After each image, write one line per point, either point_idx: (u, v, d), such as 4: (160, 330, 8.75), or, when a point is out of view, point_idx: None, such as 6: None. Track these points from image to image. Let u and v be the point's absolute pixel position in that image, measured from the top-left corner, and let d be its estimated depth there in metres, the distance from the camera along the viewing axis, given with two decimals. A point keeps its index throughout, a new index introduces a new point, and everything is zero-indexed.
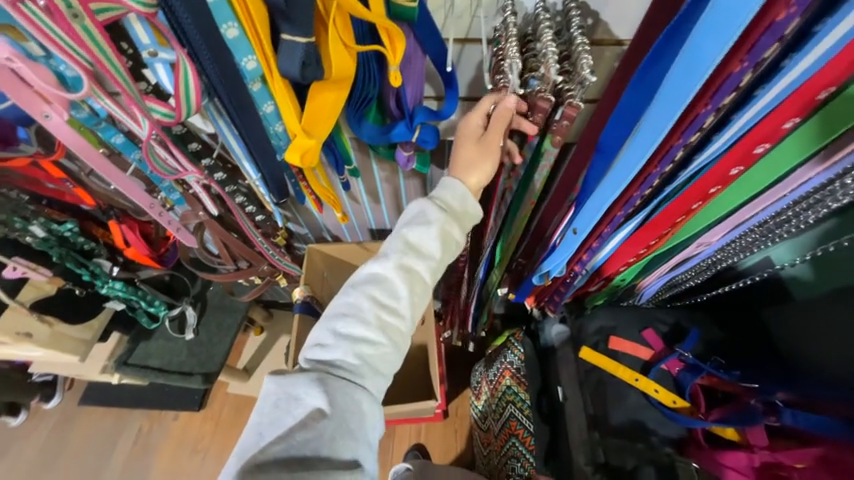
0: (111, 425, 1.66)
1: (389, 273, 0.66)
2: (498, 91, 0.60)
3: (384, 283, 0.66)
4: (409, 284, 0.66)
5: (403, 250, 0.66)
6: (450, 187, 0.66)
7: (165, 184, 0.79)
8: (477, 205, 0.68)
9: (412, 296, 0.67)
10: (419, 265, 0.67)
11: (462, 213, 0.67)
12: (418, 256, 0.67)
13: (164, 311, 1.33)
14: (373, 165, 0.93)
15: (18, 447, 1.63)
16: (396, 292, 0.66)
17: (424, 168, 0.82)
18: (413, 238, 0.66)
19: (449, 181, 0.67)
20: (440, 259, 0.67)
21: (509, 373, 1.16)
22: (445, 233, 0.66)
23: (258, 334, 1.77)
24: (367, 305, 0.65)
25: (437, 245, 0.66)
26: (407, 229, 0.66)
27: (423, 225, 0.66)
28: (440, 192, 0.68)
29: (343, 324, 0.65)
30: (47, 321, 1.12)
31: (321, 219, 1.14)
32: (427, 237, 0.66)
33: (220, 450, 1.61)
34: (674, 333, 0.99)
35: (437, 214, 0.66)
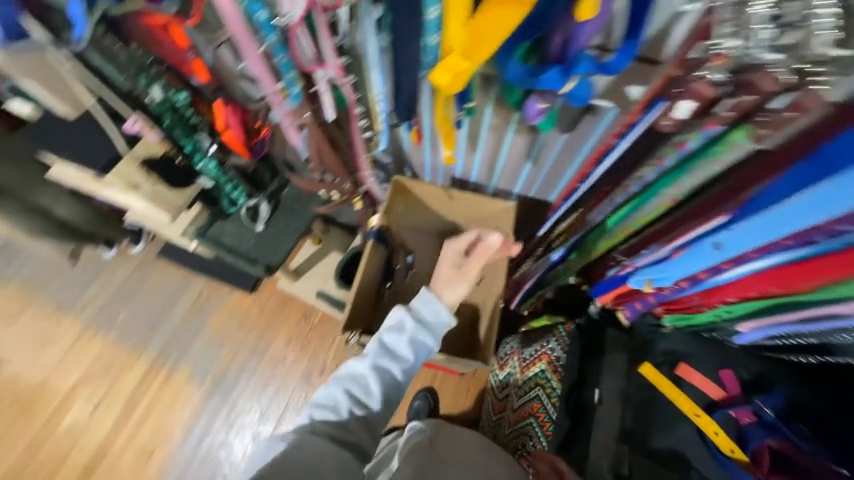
0: (180, 281, 1.89)
1: (367, 370, 0.82)
2: (473, 236, 1.01)
3: (361, 379, 0.82)
4: (381, 381, 0.81)
5: (380, 353, 0.83)
6: (427, 302, 0.85)
7: (289, 76, 0.73)
8: (449, 315, 0.85)
9: (385, 391, 0.81)
10: (392, 368, 0.82)
11: (433, 324, 0.85)
12: (394, 360, 0.83)
13: (243, 199, 1.42)
14: (488, 108, 0.85)
15: (106, 274, 1.91)
16: (369, 390, 0.81)
17: (546, 128, 0.74)
18: (390, 340, 0.84)
19: (428, 296, 0.86)
20: (410, 361, 0.83)
21: (546, 358, 1.24)
22: (413, 340, 0.83)
23: (315, 244, 1.84)
24: (344, 401, 0.80)
25: (408, 349, 0.83)
26: (385, 334, 0.85)
27: (398, 333, 0.84)
28: (418, 306, 0.86)
29: (323, 409, 0.80)
30: (151, 178, 1.24)
31: (410, 152, 1.11)
32: (401, 342, 0.83)
33: (261, 331, 1.80)
34: (755, 383, 0.89)
35: (411, 326, 0.83)
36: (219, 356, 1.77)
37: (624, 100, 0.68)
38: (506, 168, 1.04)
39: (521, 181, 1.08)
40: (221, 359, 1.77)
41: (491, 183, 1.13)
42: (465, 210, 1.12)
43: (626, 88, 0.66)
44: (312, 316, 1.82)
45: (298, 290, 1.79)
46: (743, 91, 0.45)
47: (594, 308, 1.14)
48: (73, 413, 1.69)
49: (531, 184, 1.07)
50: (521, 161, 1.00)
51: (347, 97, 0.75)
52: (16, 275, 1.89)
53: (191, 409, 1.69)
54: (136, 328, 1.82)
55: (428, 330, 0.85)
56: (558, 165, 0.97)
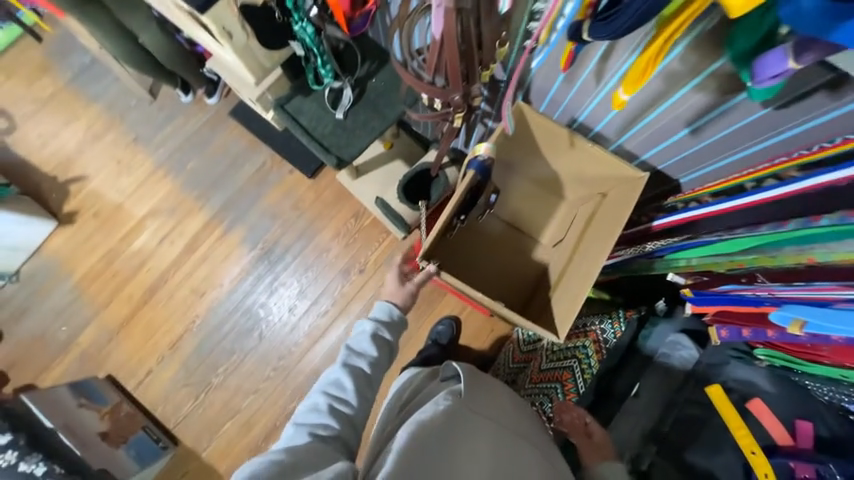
0: (246, 146, 1.89)
1: (339, 370, 0.84)
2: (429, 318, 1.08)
3: (337, 382, 0.83)
4: (355, 377, 0.83)
5: (347, 352, 0.87)
6: (382, 308, 0.92)
7: None
8: (401, 315, 0.94)
9: (358, 387, 0.83)
10: (361, 364, 0.85)
11: (392, 322, 0.92)
12: (359, 356, 0.86)
13: (329, 80, 1.33)
14: (680, 47, 0.64)
15: (180, 119, 1.92)
16: (345, 386, 0.82)
17: (758, 96, 0.56)
18: (355, 343, 0.88)
19: (383, 307, 0.93)
20: (377, 355, 0.87)
21: (592, 336, 1.10)
22: (376, 336, 0.89)
23: (385, 147, 1.75)
24: (324, 401, 0.79)
25: (372, 346, 0.87)
26: (350, 339, 0.89)
27: (361, 333, 0.89)
28: (375, 315, 0.92)
29: (306, 414, 0.78)
30: (246, 32, 1.13)
31: (538, 74, 0.93)
32: (364, 341, 0.88)
33: (314, 218, 1.83)
34: (831, 443, 0.81)
35: (374, 324, 0.90)
36: (271, 228, 1.84)
37: None
38: (650, 129, 0.85)
39: (658, 150, 0.89)
40: (273, 232, 1.84)
41: (617, 141, 0.95)
42: (580, 163, 0.96)
43: None
44: (363, 218, 1.83)
45: (355, 189, 1.76)
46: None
47: (661, 304, 1.06)
48: (144, 238, 1.86)
49: (667, 157, 0.89)
50: (675, 127, 0.81)
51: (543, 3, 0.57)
52: (101, 96, 1.94)
53: (241, 268, 1.82)
54: (201, 179, 1.89)
55: (389, 327, 0.91)
56: (719, 145, 0.77)
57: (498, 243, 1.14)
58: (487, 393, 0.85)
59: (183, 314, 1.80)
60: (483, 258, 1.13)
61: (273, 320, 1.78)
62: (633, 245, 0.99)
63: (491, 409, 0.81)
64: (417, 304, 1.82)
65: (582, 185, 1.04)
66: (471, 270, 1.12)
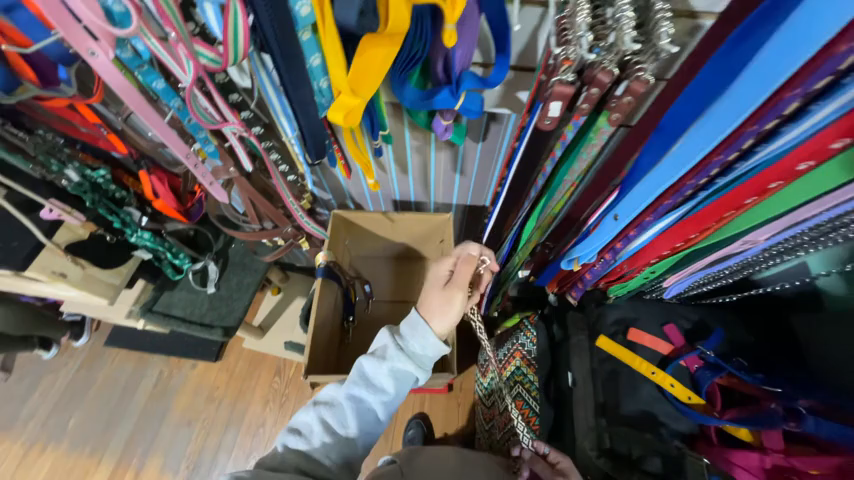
0: (134, 366, 1.75)
1: (343, 397, 0.74)
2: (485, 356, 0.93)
3: (338, 406, 0.74)
4: (360, 414, 0.73)
5: (358, 378, 0.75)
6: (413, 326, 0.76)
7: (201, 136, 0.76)
8: (440, 343, 0.76)
9: (360, 424, 0.73)
10: (370, 398, 0.74)
11: (419, 354, 0.75)
12: (371, 387, 0.75)
13: (187, 264, 1.37)
14: (406, 133, 0.90)
15: (49, 378, 1.73)
16: (347, 421, 0.73)
17: (458, 141, 0.80)
18: (370, 368, 0.75)
19: (415, 320, 0.76)
20: (392, 392, 0.75)
21: (520, 355, 1.26)
22: (396, 368, 0.74)
23: (276, 293, 1.82)
24: (318, 428, 0.72)
25: (389, 381, 0.74)
26: (367, 360, 0.76)
27: (378, 359, 0.75)
28: (404, 333, 0.76)
29: (294, 439, 0.71)
30: (80, 263, 1.14)
31: (347, 186, 1.13)
32: (380, 371, 0.74)
33: (235, 400, 1.69)
34: (696, 331, 0.97)
35: (397, 353, 0.74)
36: (192, 437, 1.64)
37: (517, 104, 0.74)
38: (439, 183, 1.09)
39: (457, 193, 1.13)
40: (195, 440, 1.63)
41: (431, 200, 1.18)
42: (408, 229, 1.15)
43: (516, 94, 0.72)
44: (286, 369, 1.74)
45: (265, 347, 1.73)
46: (559, 98, 0.51)
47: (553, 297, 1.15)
48: None
49: (465, 195, 1.13)
50: (451, 176, 1.06)
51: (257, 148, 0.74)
52: None
53: None
54: (91, 429, 1.65)
55: (414, 357, 0.75)
56: (484, 172, 1.04)
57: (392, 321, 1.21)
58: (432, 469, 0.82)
59: None
60: None
61: None
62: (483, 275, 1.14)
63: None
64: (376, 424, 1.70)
65: (427, 243, 1.21)
66: None
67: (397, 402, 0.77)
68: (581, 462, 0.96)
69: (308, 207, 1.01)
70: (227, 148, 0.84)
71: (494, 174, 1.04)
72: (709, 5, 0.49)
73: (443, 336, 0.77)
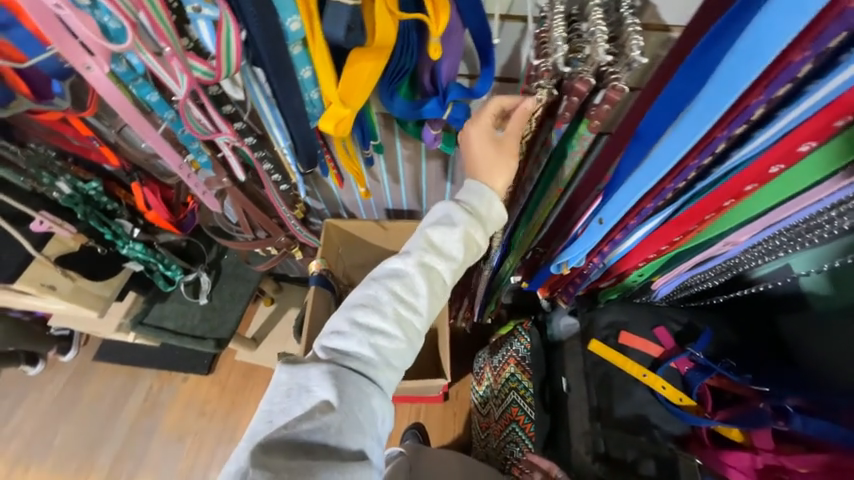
0: (124, 380, 1.72)
1: (411, 266, 0.65)
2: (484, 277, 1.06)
3: (404, 276, 0.65)
4: (429, 283, 0.65)
5: (426, 247, 0.65)
6: (476, 192, 0.65)
7: (195, 146, 0.77)
8: (503, 209, 0.67)
9: (431, 293, 0.65)
10: (440, 265, 0.65)
11: (487, 217, 0.66)
12: (439, 255, 0.65)
13: (179, 275, 1.35)
14: (397, 142, 0.92)
15: (35, 394, 1.69)
16: (416, 290, 0.64)
17: (449, 150, 0.80)
18: (437, 237, 0.65)
19: (476, 187, 0.66)
20: (460, 261, 0.66)
21: (514, 362, 1.25)
22: (467, 235, 0.65)
23: (269, 305, 1.81)
24: (387, 299, 0.63)
25: (459, 248, 0.65)
26: (431, 229, 0.66)
27: (447, 227, 0.65)
28: (467, 198, 0.66)
29: (361, 313, 0.63)
30: (70, 276, 1.12)
31: (339, 195, 1.14)
32: (450, 238, 0.65)
33: (227, 413, 1.66)
34: (686, 333, 0.98)
35: (466, 217, 0.65)
36: (183, 453, 1.61)
37: None
38: (430, 190, 1.11)
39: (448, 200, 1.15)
40: (186, 455, 1.60)
41: (422, 208, 1.19)
42: (401, 238, 1.16)
43: None
44: None
45: (258, 359, 1.72)
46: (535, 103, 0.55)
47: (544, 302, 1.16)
48: None
49: None
50: (442, 183, 1.07)
51: (250, 156, 0.77)
52: None
53: None
54: (79, 446, 1.61)
55: (481, 222, 0.66)
56: None
57: None
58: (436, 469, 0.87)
59: None
60: None
61: None
62: (475, 286, 1.15)
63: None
64: None
65: None
66: None
67: (464, 269, 0.68)
68: (576, 466, 0.96)
69: (301, 216, 1.02)
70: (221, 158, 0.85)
71: None
72: (677, 19, 0.57)
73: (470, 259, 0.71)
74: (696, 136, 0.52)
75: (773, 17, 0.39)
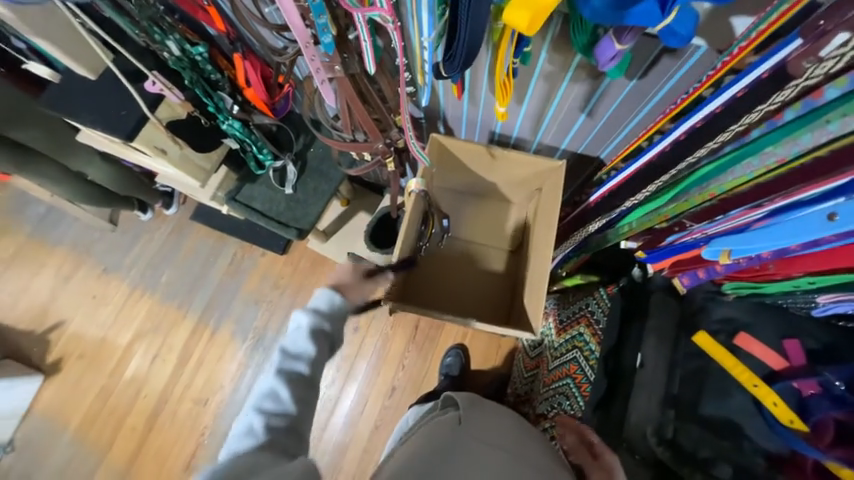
0: (214, 243, 1.93)
1: (274, 378, 0.75)
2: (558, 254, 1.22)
3: (271, 392, 0.74)
4: (292, 385, 0.75)
5: (281, 357, 0.77)
6: (322, 296, 0.83)
7: (322, 21, 0.65)
8: (345, 299, 0.84)
9: (295, 393, 0.75)
10: (297, 367, 0.77)
11: (331, 309, 0.83)
12: (294, 357, 0.78)
13: (269, 162, 1.37)
14: (545, 53, 0.73)
15: (145, 237, 1.96)
16: (281, 396, 0.73)
17: (615, 75, 0.64)
18: (289, 343, 0.78)
19: (324, 293, 0.83)
20: (314, 350, 0.78)
21: (585, 322, 1.08)
22: (313, 330, 0.79)
23: (343, 205, 1.80)
24: (257, 421, 0.70)
25: (310, 344, 0.78)
26: (285, 342, 0.79)
27: (294, 332, 0.79)
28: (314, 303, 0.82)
29: (236, 441, 0.69)
30: (179, 143, 1.17)
31: (445, 106, 1.00)
32: (300, 340, 0.79)
33: (297, 292, 1.84)
34: (825, 353, 0.83)
35: (308, 317, 0.80)
36: (258, 315, 1.85)
37: (723, 32, 0.56)
38: (555, 121, 0.93)
39: (571, 138, 0.97)
40: (260, 317, 1.84)
41: (534, 140, 1.03)
42: (507, 172, 1.05)
43: (730, 17, 0.53)
44: None
45: (326, 251, 1.82)
46: (848, 27, 0.37)
47: (636, 270, 1.03)
48: (134, 364, 1.84)
49: (580, 141, 0.97)
50: (574, 115, 0.89)
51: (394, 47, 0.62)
52: (65, 238, 1.98)
53: (238, 363, 1.81)
54: (179, 287, 1.90)
55: (327, 315, 0.82)
56: (616, 121, 0.85)
57: (460, 262, 1.17)
58: (490, 422, 0.80)
59: (191, 429, 1.76)
60: (459, 284, 1.16)
61: None
62: (569, 237, 1.14)
63: (500, 438, 0.76)
64: (417, 345, 1.75)
65: (520, 188, 1.11)
66: (449, 299, 1.15)
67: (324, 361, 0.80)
68: (629, 436, 0.91)
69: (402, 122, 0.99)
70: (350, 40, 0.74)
71: (618, 134, 0.89)
72: None
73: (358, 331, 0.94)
74: None
75: None
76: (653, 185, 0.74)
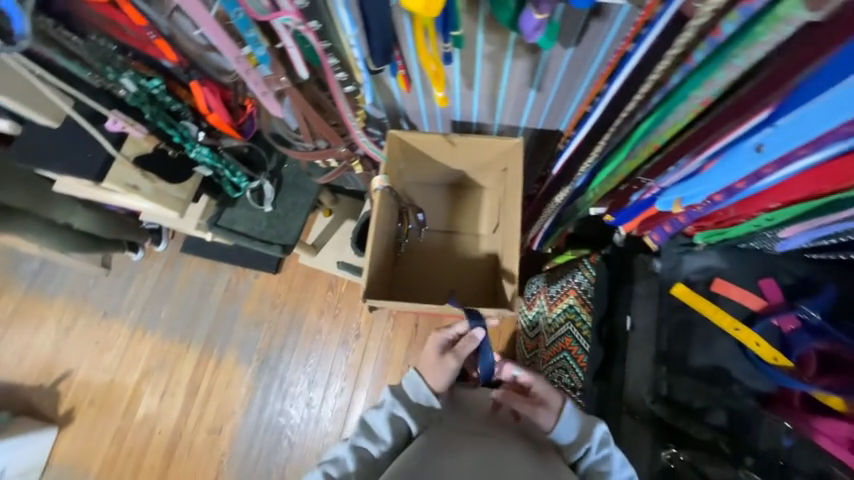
0: (208, 272, 1.94)
1: (344, 451, 0.76)
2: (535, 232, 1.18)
3: (339, 460, 0.75)
4: (360, 467, 0.74)
5: (359, 430, 0.78)
6: (411, 381, 0.81)
7: (251, 35, 0.68)
8: (433, 397, 0.79)
9: (357, 477, 0.73)
10: (371, 449, 0.76)
11: (414, 401, 0.80)
12: (371, 437, 0.77)
13: (244, 183, 1.38)
14: (480, 34, 0.74)
15: (140, 276, 1.98)
16: (346, 472, 0.74)
17: (548, 45, 0.65)
18: (370, 418, 0.79)
19: (413, 378, 0.81)
20: (390, 442, 0.77)
21: (572, 293, 1.07)
22: (392, 417, 0.78)
23: (327, 216, 1.83)
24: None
25: (387, 432, 0.77)
26: (366, 414, 0.80)
27: (375, 410, 0.80)
28: (403, 385, 0.81)
29: None
30: (150, 178, 1.20)
31: (402, 103, 1.01)
32: (379, 420, 0.79)
33: (295, 308, 1.86)
34: (801, 288, 0.84)
35: (392, 400, 0.80)
36: (260, 337, 1.86)
37: None
38: (509, 100, 0.94)
39: (528, 114, 0.98)
40: (263, 339, 1.85)
41: (495, 122, 1.04)
42: (471, 156, 1.06)
43: None
44: (339, 285, 1.86)
45: (318, 264, 1.83)
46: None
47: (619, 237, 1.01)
48: (145, 403, 1.86)
49: (537, 117, 0.98)
50: (525, 91, 0.90)
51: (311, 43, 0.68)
52: (61, 289, 2.00)
53: (247, 387, 1.82)
54: (179, 321, 1.92)
55: (409, 405, 0.80)
56: (566, 90, 0.86)
57: (440, 253, 1.18)
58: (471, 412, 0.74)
59: (210, 457, 1.77)
60: (443, 274, 1.17)
61: (296, 422, 1.76)
62: (543, 211, 1.11)
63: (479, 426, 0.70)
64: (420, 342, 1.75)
65: (487, 170, 1.13)
66: (435, 290, 1.16)
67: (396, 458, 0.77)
68: (629, 401, 0.92)
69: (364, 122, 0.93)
70: (280, 51, 0.76)
71: (570, 106, 0.91)
72: None
73: (440, 392, 0.80)
74: None
75: None
76: (599, 149, 0.77)
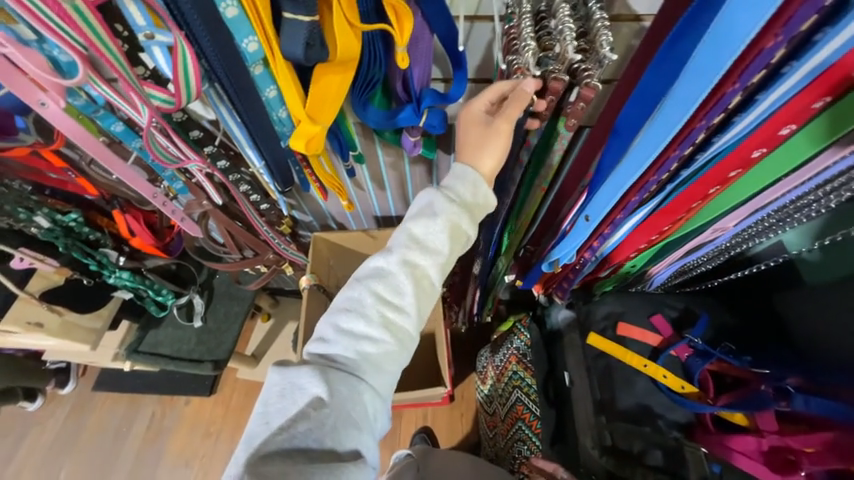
0: (126, 409, 1.68)
1: (394, 265, 0.63)
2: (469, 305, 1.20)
3: (388, 278, 0.63)
4: (416, 281, 0.63)
5: (407, 243, 0.63)
6: (460, 176, 0.61)
7: (167, 174, 0.79)
8: (490, 193, 0.63)
9: (418, 289, 0.63)
10: (422, 260, 0.63)
11: (474, 203, 0.62)
12: (423, 251, 0.63)
13: (171, 300, 1.31)
14: (378, 150, 0.91)
15: (37, 430, 1.66)
16: (400, 288, 0.63)
17: (430, 154, 0.80)
18: (420, 230, 0.62)
19: (460, 169, 0.61)
20: (445, 253, 0.63)
21: (514, 358, 1.13)
22: (451, 224, 0.61)
23: (266, 321, 1.78)
24: (372, 302, 0.62)
25: (444, 240, 0.62)
26: (412, 223, 0.63)
27: (428, 218, 0.62)
28: (451, 183, 0.62)
29: (345, 319, 0.62)
30: (57, 311, 1.13)
31: (326, 207, 1.12)
32: (433, 229, 0.62)
33: (232, 434, 1.63)
34: (684, 318, 0.98)
35: (446, 204, 0.61)
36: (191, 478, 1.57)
37: None
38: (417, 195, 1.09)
39: None
40: None
41: None
42: None
43: None
44: None
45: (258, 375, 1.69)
46: None
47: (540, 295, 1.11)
48: None
49: None
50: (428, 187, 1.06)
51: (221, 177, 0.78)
52: None
53: None
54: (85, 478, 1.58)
55: (468, 208, 0.62)
56: None
57: None
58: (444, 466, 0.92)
59: None
60: None
61: None
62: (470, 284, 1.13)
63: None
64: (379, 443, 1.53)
65: None
66: None
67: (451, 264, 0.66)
68: (585, 461, 0.95)
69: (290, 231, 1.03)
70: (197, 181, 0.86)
71: None
72: (649, 8, 0.55)
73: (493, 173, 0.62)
74: (670, 132, 0.53)
75: (726, 17, 0.40)
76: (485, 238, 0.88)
